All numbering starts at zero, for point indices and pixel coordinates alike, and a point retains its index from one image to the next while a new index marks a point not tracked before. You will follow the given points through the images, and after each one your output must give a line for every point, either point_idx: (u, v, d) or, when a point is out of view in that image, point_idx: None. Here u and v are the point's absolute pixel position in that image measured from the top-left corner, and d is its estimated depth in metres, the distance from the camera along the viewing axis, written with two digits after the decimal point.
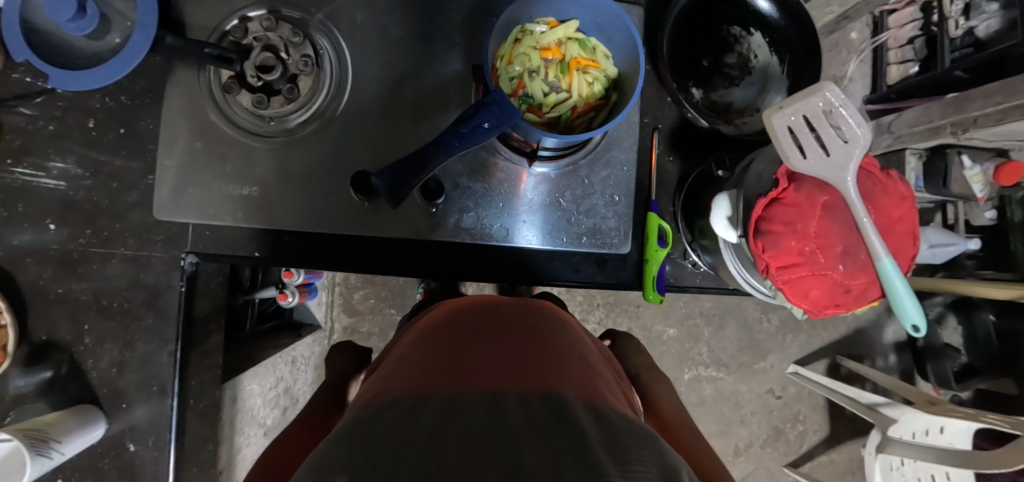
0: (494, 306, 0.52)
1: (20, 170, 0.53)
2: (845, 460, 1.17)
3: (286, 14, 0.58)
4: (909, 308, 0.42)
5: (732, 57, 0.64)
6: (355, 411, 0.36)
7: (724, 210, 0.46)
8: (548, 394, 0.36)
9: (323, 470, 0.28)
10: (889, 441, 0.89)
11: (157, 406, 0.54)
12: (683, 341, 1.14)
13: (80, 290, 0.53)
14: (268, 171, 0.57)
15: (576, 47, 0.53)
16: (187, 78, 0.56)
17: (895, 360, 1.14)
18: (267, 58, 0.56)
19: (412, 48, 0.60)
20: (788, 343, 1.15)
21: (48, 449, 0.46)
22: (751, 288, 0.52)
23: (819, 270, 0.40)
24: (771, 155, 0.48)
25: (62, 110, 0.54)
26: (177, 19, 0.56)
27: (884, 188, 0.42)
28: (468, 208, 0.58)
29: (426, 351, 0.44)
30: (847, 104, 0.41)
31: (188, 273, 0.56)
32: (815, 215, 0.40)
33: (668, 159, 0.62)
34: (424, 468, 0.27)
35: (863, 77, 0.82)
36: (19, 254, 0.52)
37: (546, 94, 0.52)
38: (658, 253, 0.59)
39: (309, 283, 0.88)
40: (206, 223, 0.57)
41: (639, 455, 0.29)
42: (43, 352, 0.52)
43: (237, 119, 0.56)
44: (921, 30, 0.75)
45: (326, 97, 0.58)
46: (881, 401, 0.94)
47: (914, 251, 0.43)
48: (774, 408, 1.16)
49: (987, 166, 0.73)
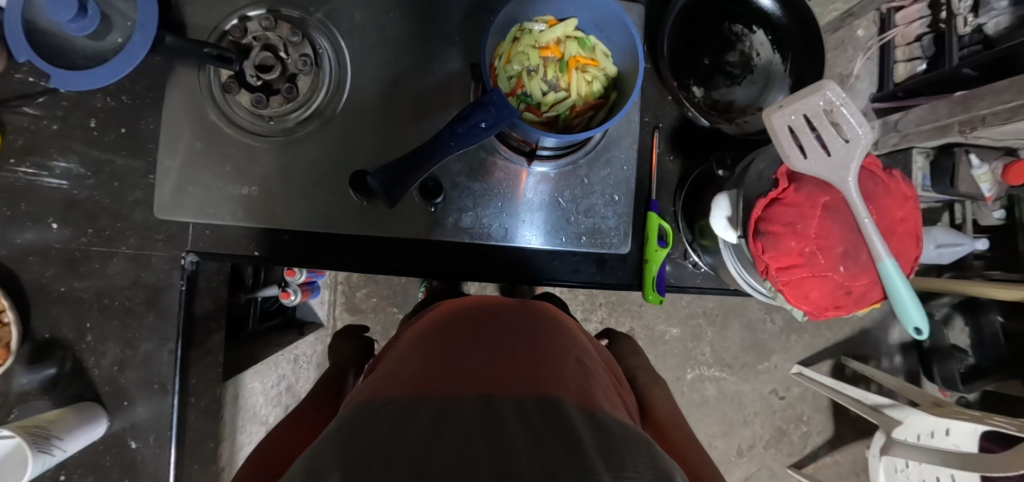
0: (491, 307, 0.52)
1: (23, 169, 0.53)
2: (850, 461, 1.16)
3: (285, 14, 0.58)
4: (911, 311, 0.41)
5: (734, 56, 0.63)
6: (350, 411, 0.36)
7: (724, 210, 0.46)
8: (543, 398, 0.36)
9: (317, 467, 0.28)
10: (893, 443, 0.88)
11: (157, 404, 0.54)
12: (686, 341, 1.13)
13: (82, 289, 0.54)
14: (267, 170, 0.57)
15: (575, 46, 0.52)
16: (188, 77, 0.56)
17: (901, 361, 1.13)
18: (266, 57, 0.56)
19: (410, 47, 0.60)
20: (792, 343, 1.14)
21: (49, 446, 0.46)
22: (751, 289, 0.51)
23: (819, 272, 0.40)
24: (771, 155, 0.47)
25: (65, 110, 0.55)
26: (177, 19, 0.57)
27: (887, 189, 0.42)
28: (467, 208, 0.58)
29: (423, 352, 0.44)
30: (847, 103, 0.41)
31: (188, 273, 0.56)
32: (815, 216, 0.40)
33: (669, 158, 0.62)
34: (417, 468, 0.27)
35: (870, 75, 0.81)
36: (21, 253, 0.53)
37: (545, 93, 0.52)
38: (659, 252, 0.59)
39: (311, 281, 0.89)
40: (206, 222, 0.57)
41: (633, 461, 0.29)
42: (46, 350, 0.53)
43: (237, 118, 0.57)
44: (929, 27, 0.74)
45: (325, 96, 0.58)
46: (886, 401, 0.93)
47: (917, 252, 0.43)
48: (777, 408, 1.15)
49: (996, 165, 0.72)
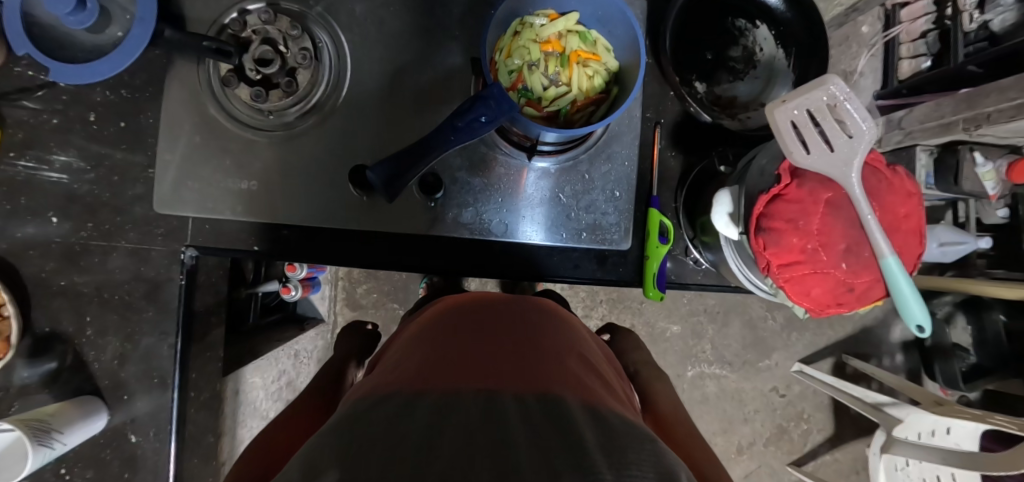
0: (491, 303, 0.52)
1: (23, 163, 0.53)
2: (850, 459, 1.16)
3: (285, 7, 0.58)
4: (915, 308, 0.40)
5: (737, 51, 0.63)
6: (349, 407, 0.36)
7: (726, 207, 0.46)
8: (544, 395, 0.35)
9: (314, 465, 0.27)
10: (895, 441, 0.88)
11: (158, 399, 0.54)
12: (686, 338, 1.13)
13: (82, 283, 0.54)
14: (267, 164, 0.57)
15: (576, 40, 0.52)
16: (188, 71, 0.56)
17: (903, 359, 1.13)
18: (265, 51, 0.56)
19: (410, 41, 0.59)
20: (793, 341, 1.14)
21: (49, 440, 0.46)
22: (751, 285, 0.51)
23: (821, 269, 0.40)
24: (773, 150, 0.47)
25: (64, 103, 0.55)
26: (176, 13, 0.57)
27: (890, 185, 0.41)
28: (466, 203, 0.58)
29: (423, 348, 0.44)
30: (850, 97, 0.41)
31: (188, 267, 0.56)
32: (817, 212, 0.40)
33: (670, 154, 0.62)
34: (416, 466, 0.26)
35: (874, 72, 0.81)
36: (21, 247, 0.53)
37: (546, 87, 0.51)
38: (659, 249, 0.58)
39: (313, 277, 0.89)
40: (205, 217, 0.57)
41: (636, 459, 0.29)
42: (46, 344, 0.53)
43: (236, 112, 0.56)
44: (934, 24, 0.73)
45: (325, 90, 0.57)
46: (887, 400, 0.94)
47: (921, 249, 0.42)
48: (778, 406, 1.15)
49: (1000, 163, 0.72)
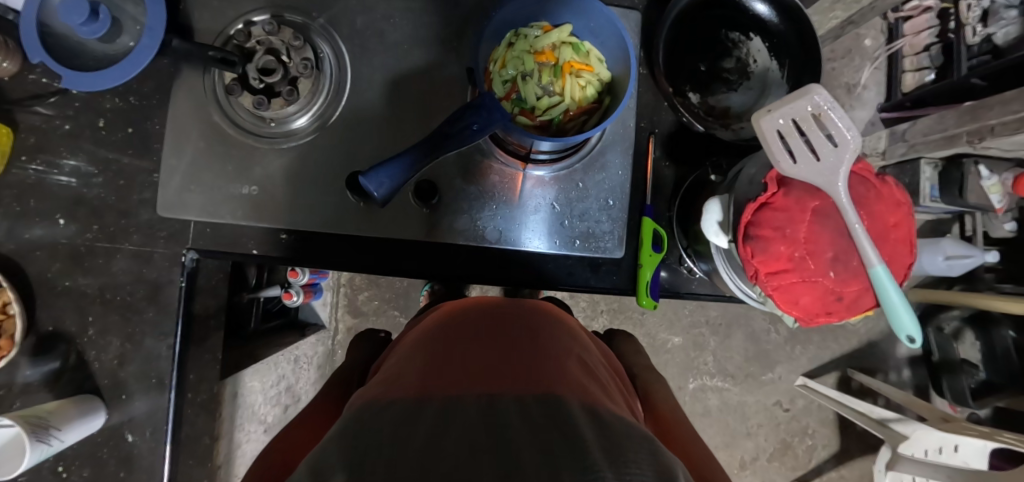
0: (493, 307, 0.53)
1: (34, 166, 0.55)
2: (856, 476, 1.14)
3: (288, 19, 0.59)
4: (904, 318, 0.40)
5: (730, 62, 0.63)
6: (354, 412, 0.37)
7: (715, 215, 0.46)
8: (543, 396, 0.36)
9: (323, 469, 0.28)
10: (900, 459, 0.84)
11: (155, 400, 0.55)
12: (688, 350, 1.12)
13: (85, 284, 0.55)
14: (269, 170, 0.58)
15: (569, 51, 0.53)
16: (193, 79, 0.58)
17: (909, 375, 1.11)
18: (269, 61, 0.57)
19: (411, 51, 0.61)
20: (797, 354, 1.13)
21: (48, 436, 0.48)
22: (743, 294, 0.51)
23: (810, 277, 0.40)
24: (762, 159, 0.47)
25: (76, 110, 0.57)
26: (184, 23, 0.59)
27: (879, 194, 0.41)
28: (462, 210, 0.59)
29: (423, 354, 0.44)
30: (835, 107, 0.41)
31: (188, 269, 0.57)
32: (804, 221, 0.40)
33: (664, 163, 0.62)
34: (421, 468, 0.27)
35: (877, 85, 0.82)
36: (29, 248, 0.54)
37: (539, 97, 0.52)
38: (653, 257, 0.59)
39: (314, 282, 0.92)
40: (207, 220, 0.58)
41: (635, 458, 0.29)
42: (50, 343, 0.54)
43: (239, 119, 0.58)
44: (938, 37, 0.74)
45: (326, 98, 0.59)
46: (892, 416, 0.91)
47: (911, 259, 0.42)
48: (781, 421, 1.13)
49: (1006, 176, 0.72)
